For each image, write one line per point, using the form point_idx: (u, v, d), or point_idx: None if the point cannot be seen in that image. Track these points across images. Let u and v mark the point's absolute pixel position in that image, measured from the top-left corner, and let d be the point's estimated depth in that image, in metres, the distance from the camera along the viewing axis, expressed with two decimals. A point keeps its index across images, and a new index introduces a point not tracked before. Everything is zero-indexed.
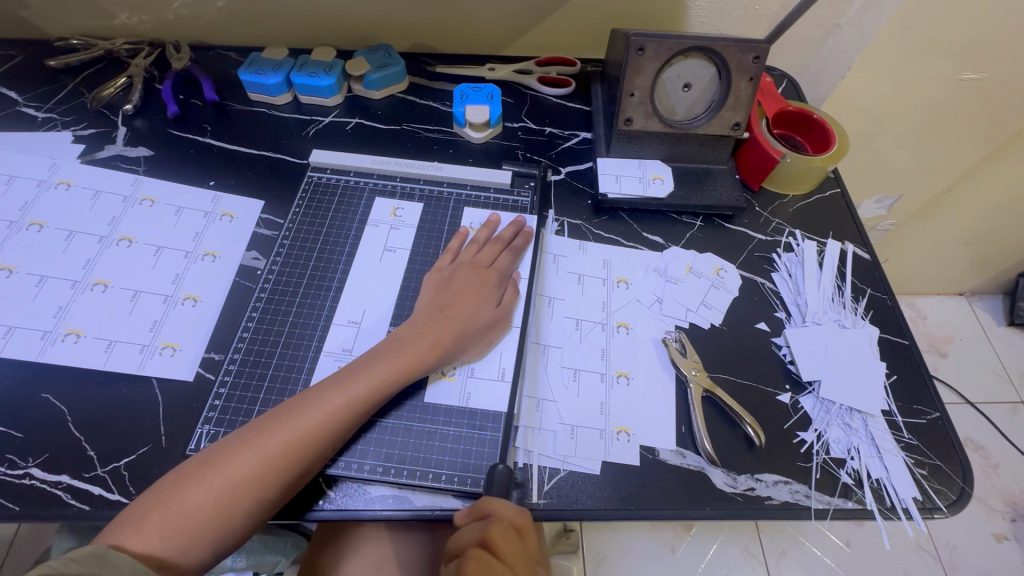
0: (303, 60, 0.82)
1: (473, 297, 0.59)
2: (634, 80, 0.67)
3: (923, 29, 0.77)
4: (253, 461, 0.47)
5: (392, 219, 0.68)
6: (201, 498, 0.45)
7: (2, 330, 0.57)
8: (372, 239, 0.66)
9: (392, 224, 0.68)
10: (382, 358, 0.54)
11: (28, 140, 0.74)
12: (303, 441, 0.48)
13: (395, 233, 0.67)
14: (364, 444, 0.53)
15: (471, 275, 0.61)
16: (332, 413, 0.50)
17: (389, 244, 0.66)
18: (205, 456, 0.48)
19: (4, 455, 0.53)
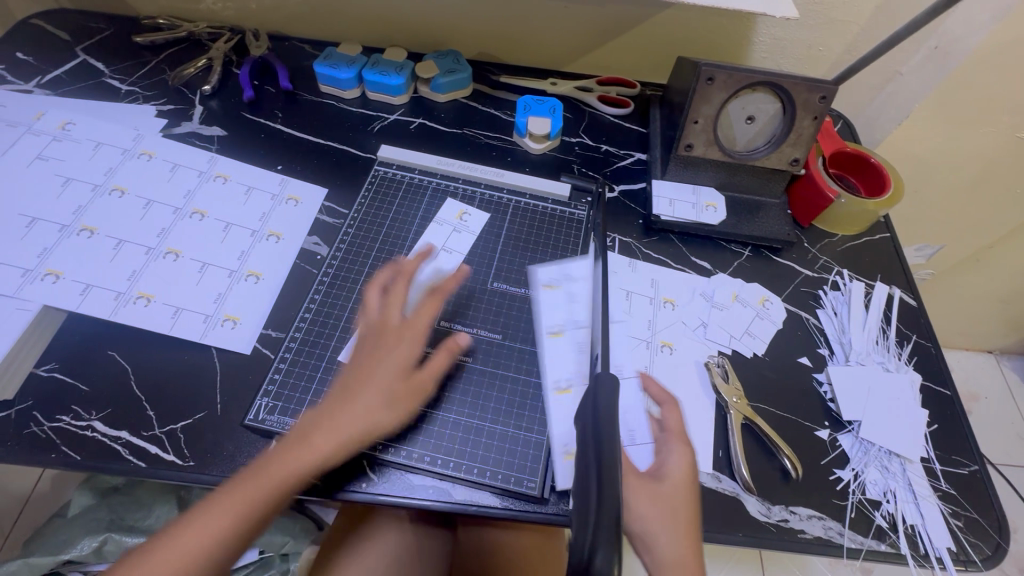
0: (374, 58, 0.84)
1: (371, 296, 0.58)
2: (699, 108, 0.68)
3: (987, 85, 0.77)
4: (246, 503, 0.46)
5: (455, 222, 0.70)
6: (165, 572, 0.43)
7: (79, 287, 0.59)
8: (433, 235, 0.68)
9: (454, 226, 0.69)
10: (337, 413, 0.50)
11: (112, 110, 0.77)
12: (275, 494, 0.47)
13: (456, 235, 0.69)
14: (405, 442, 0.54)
15: (380, 287, 0.59)
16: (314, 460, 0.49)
17: (447, 245, 0.68)
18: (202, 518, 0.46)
19: (69, 406, 0.55)
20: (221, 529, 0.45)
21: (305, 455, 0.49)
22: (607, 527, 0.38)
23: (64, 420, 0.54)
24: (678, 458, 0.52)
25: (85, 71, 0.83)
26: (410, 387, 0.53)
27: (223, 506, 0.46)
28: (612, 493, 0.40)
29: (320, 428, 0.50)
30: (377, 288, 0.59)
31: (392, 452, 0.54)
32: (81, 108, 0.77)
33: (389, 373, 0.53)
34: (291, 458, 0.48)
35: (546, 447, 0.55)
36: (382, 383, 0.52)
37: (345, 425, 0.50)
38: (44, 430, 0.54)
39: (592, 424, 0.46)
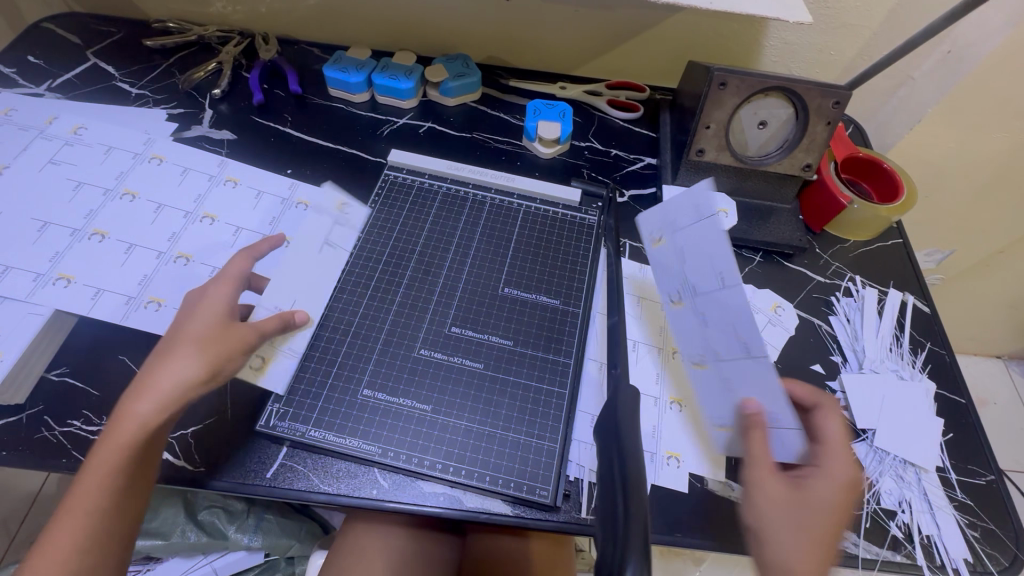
0: (384, 62, 0.84)
1: (213, 294, 0.54)
2: (711, 113, 0.68)
3: (1002, 90, 0.76)
4: (106, 468, 0.46)
5: (336, 212, 0.68)
6: (65, 537, 0.44)
7: (91, 291, 0.59)
8: (315, 227, 0.66)
9: (335, 218, 0.68)
10: (158, 374, 0.49)
11: (122, 113, 0.78)
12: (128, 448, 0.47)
13: (342, 227, 0.68)
14: (333, 420, 0.55)
15: (230, 285, 0.56)
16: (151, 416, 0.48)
17: (330, 239, 0.66)
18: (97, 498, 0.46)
19: (80, 411, 0.55)
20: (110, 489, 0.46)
21: (137, 413, 0.48)
22: (636, 539, 0.38)
23: (75, 425, 0.54)
24: (837, 463, 0.48)
25: (95, 75, 0.83)
26: (234, 339, 0.52)
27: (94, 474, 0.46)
28: (640, 507, 0.40)
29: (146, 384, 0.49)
30: (225, 286, 0.55)
31: (404, 459, 0.53)
32: (92, 112, 0.77)
33: (214, 329, 0.52)
34: (126, 421, 0.47)
35: (558, 455, 0.54)
36: (213, 340, 0.51)
37: (169, 385, 0.49)
38: (55, 435, 0.54)
39: (617, 440, 0.45)
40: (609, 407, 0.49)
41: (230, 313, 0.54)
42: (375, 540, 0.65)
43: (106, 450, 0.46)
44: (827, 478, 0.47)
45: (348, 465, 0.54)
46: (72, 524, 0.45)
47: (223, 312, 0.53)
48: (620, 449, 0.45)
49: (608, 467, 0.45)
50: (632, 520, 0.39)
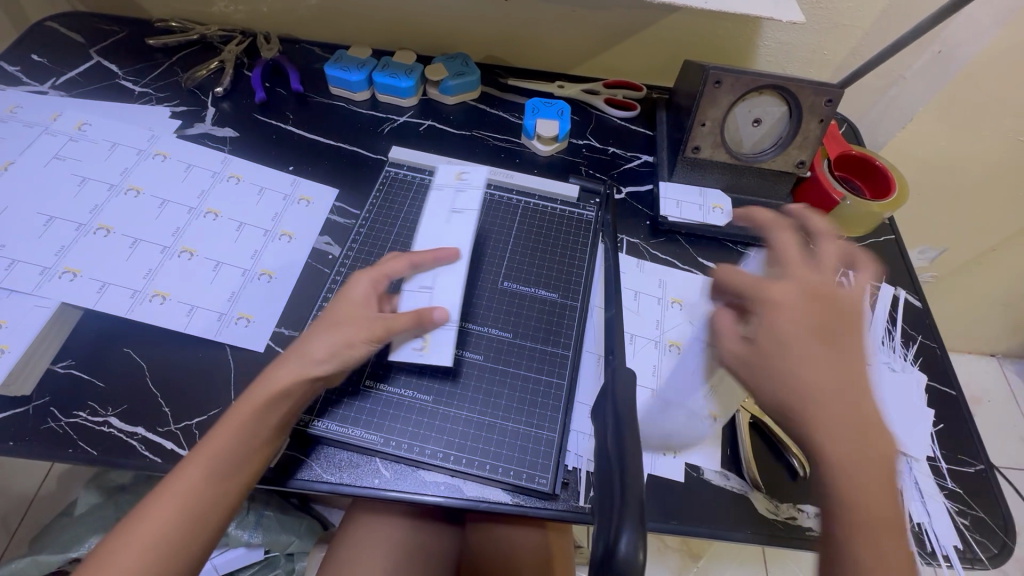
0: (384, 61, 0.85)
1: (356, 286, 0.57)
2: (707, 111, 0.69)
3: (991, 89, 0.78)
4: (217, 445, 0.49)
5: (453, 184, 0.68)
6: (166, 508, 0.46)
7: (96, 285, 0.60)
8: (438, 204, 0.67)
9: (455, 188, 0.68)
10: (297, 352, 0.53)
11: (126, 111, 0.78)
12: (219, 450, 0.49)
13: (463, 196, 0.67)
14: (358, 412, 0.56)
15: (372, 279, 0.57)
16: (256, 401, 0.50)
17: (456, 206, 0.66)
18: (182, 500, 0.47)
19: (85, 402, 0.56)
20: (210, 465, 0.48)
21: (251, 397, 0.51)
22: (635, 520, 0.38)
23: (81, 416, 0.55)
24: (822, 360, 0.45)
25: (98, 74, 0.84)
26: (363, 324, 0.54)
27: (205, 450, 0.49)
28: (635, 481, 0.40)
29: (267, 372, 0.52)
30: (367, 279, 0.57)
31: (405, 448, 0.54)
32: (95, 109, 0.78)
33: (351, 314, 0.55)
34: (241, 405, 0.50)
35: (556, 445, 0.55)
36: (342, 324, 0.54)
37: (304, 368, 0.52)
38: (61, 426, 0.54)
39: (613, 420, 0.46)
40: (607, 397, 0.49)
41: (371, 302, 0.56)
42: (375, 531, 0.66)
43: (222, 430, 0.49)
44: (810, 346, 0.47)
45: (350, 455, 0.55)
46: (154, 527, 0.46)
47: (364, 300, 0.56)
48: (617, 436, 0.45)
49: (603, 446, 0.46)
50: (630, 497, 0.39)
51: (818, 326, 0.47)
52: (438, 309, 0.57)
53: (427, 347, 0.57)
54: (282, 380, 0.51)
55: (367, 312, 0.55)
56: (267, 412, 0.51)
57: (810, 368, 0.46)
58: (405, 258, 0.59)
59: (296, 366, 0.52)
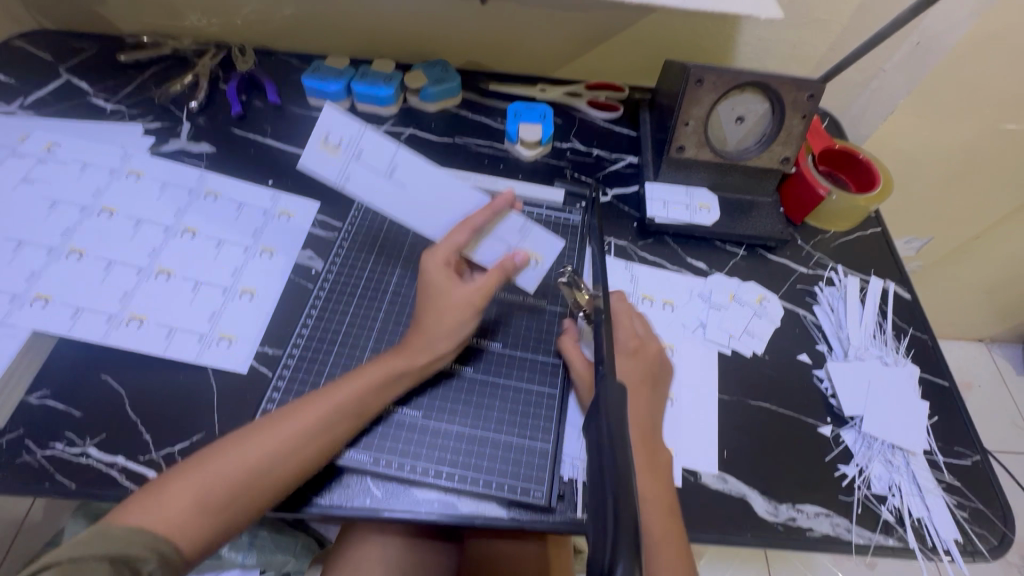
0: (363, 69, 0.84)
1: (437, 273, 0.55)
2: (690, 110, 0.68)
3: (969, 79, 0.78)
4: (271, 441, 0.48)
5: (340, 157, 0.56)
6: (184, 486, 0.45)
7: (69, 311, 0.58)
8: (368, 182, 0.57)
9: (351, 153, 0.56)
10: (412, 342, 0.54)
11: (99, 130, 0.77)
12: (317, 419, 0.49)
13: (359, 163, 0.56)
14: (373, 438, 0.54)
15: (443, 261, 0.55)
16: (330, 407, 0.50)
17: (380, 167, 0.56)
18: (258, 447, 0.47)
19: (63, 433, 0.54)
20: (257, 459, 0.47)
21: (328, 399, 0.51)
22: (627, 540, 0.34)
23: (58, 447, 0.53)
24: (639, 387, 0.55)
25: (68, 92, 0.82)
26: (467, 305, 0.54)
27: (258, 441, 0.48)
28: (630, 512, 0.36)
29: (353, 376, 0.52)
30: (441, 262, 0.55)
31: (396, 467, 0.53)
32: (66, 130, 0.76)
33: (455, 292, 0.55)
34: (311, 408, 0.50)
35: (551, 455, 0.54)
36: (448, 308, 0.54)
37: (421, 360, 0.54)
38: (37, 459, 0.52)
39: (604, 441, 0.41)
40: (595, 408, 0.44)
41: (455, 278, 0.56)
42: (370, 551, 0.65)
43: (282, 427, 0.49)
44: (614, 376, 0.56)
45: (336, 477, 0.53)
46: (220, 463, 0.46)
47: (451, 281, 0.55)
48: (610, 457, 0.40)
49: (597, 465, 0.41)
50: (623, 507, 0.36)
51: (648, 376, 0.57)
52: (517, 254, 0.57)
53: (538, 256, 0.58)
54: (369, 385, 0.52)
55: (467, 291, 0.54)
56: (380, 389, 0.52)
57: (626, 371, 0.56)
58: (467, 228, 0.55)
59: (426, 350, 0.54)
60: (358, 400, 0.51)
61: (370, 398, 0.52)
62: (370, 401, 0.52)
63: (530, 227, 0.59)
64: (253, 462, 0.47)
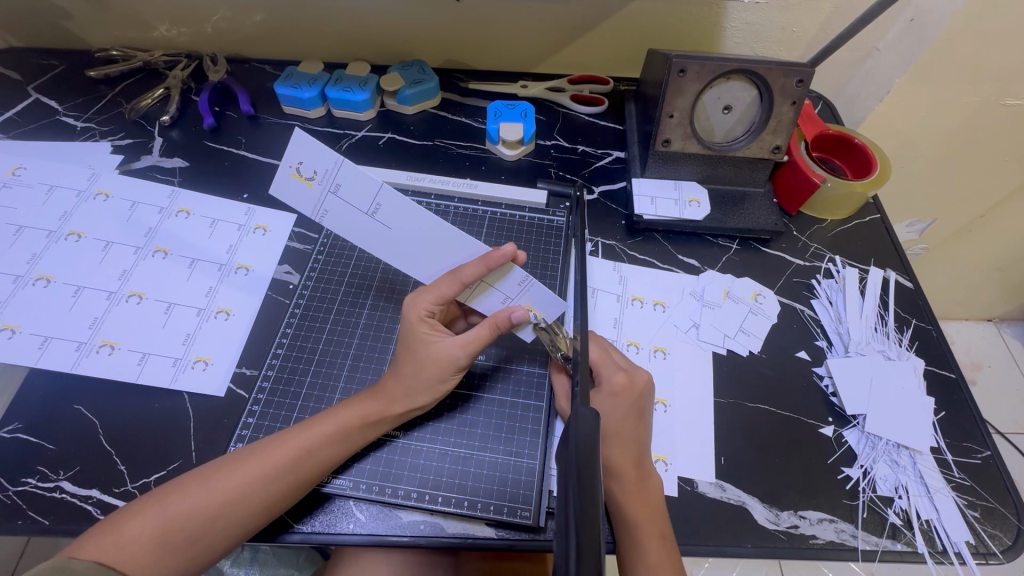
0: (337, 74, 0.81)
1: (421, 328, 0.53)
2: (674, 101, 0.65)
3: (967, 54, 0.75)
4: (240, 481, 0.46)
5: (314, 190, 0.50)
6: (146, 526, 0.43)
7: (38, 340, 0.57)
8: (348, 221, 0.51)
9: (325, 186, 0.50)
10: (389, 389, 0.52)
11: (69, 150, 0.75)
12: (293, 458, 0.47)
13: (336, 197, 0.50)
14: (359, 463, 0.52)
15: (428, 313, 0.53)
16: (299, 450, 0.48)
17: (359, 207, 0.50)
18: (230, 484, 0.46)
19: (35, 467, 0.52)
20: (227, 495, 0.45)
21: (300, 440, 0.48)
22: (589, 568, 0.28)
23: (30, 483, 0.51)
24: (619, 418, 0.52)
25: (37, 111, 0.80)
26: (449, 364, 0.52)
27: (230, 476, 0.46)
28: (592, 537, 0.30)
29: (327, 416, 0.50)
30: (425, 315, 0.53)
31: (377, 490, 0.51)
32: (35, 151, 0.74)
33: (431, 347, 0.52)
34: (282, 447, 0.48)
35: (538, 472, 0.52)
36: (427, 361, 0.51)
37: (398, 408, 0.51)
38: (9, 496, 0.51)
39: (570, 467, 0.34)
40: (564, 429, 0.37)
41: (440, 330, 0.53)
42: None
43: (251, 465, 0.47)
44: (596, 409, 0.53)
45: (317, 502, 0.51)
46: (190, 499, 0.45)
47: (436, 335, 0.53)
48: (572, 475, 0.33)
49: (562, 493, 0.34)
50: (587, 527, 0.30)
51: (631, 408, 0.53)
52: (514, 310, 0.52)
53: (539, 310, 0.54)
54: (345, 428, 0.50)
55: (449, 347, 0.52)
56: (359, 430, 0.50)
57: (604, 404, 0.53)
58: (455, 278, 0.51)
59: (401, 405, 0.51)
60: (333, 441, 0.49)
61: (348, 438, 0.50)
62: (347, 441, 0.50)
63: (531, 279, 0.53)
64: (220, 501, 0.45)
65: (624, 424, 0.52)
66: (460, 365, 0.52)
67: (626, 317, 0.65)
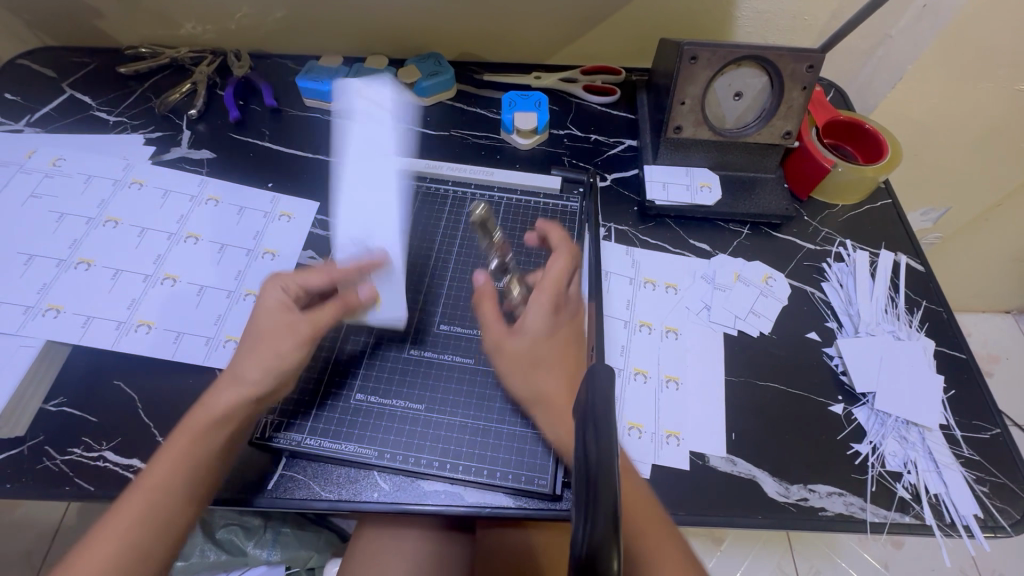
0: (357, 68, 0.84)
1: (268, 293, 0.55)
2: (685, 88, 0.67)
3: (980, 39, 0.75)
4: (161, 475, 0.48)
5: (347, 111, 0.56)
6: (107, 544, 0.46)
7: (80, 319, 0.60)
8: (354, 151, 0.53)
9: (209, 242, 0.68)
10: (225, 382, 0.52)
11: (103, 142, 0.78)
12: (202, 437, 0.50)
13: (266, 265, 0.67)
14: (384, 433, 0.55)
15: (282, 285, 0.55)
16: (208, 423, 0.50)
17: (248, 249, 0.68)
18: (159, 486, 0.48)
19: (80, 438, 0.55)
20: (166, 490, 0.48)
21: (200, 418, 0.50)
22: (607, 505, 0.29)
23: (76, 452, 0.55)
24: (536, 323, 0.54)
25: (73, 107, 0.84)
26: (290, 332, 0.53)
27: (160, 471, 0.48)
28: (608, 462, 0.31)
29: (163, 453, 0.49)
30: (275, 286, 0.55)
31: (400, 460, 0.53)
32: (72, 144, 0.78)
33: (274, 322, 0.53)
34: (138, 493, 0.48)
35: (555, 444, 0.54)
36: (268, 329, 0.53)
37: (225, 400, 0.51)
38: (57, 464, 0.54)
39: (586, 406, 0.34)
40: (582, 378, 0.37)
41: (289, 306, 0.54)
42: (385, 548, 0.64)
43: (117, 519, 0.47)
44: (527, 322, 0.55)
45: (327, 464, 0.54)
46: (139, 502, 0.47)
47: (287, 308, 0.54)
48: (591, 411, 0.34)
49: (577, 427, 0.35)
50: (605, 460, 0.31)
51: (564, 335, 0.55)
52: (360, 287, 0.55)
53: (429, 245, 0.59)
54: (184, 451, 0.49)
55: (294, 320, 0.54)
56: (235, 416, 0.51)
57: (534, 313, 0.55)
58: (323, 271, 0.54)
59: (232, 400, 0.51)
60: (181, 466, 0.49)
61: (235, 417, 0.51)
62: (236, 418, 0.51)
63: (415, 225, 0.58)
64: (155, 500, 0.47)
65: (557, 345, 0.54)
66: (300, 333, 0.53)
67: (638, 299, 0.66)
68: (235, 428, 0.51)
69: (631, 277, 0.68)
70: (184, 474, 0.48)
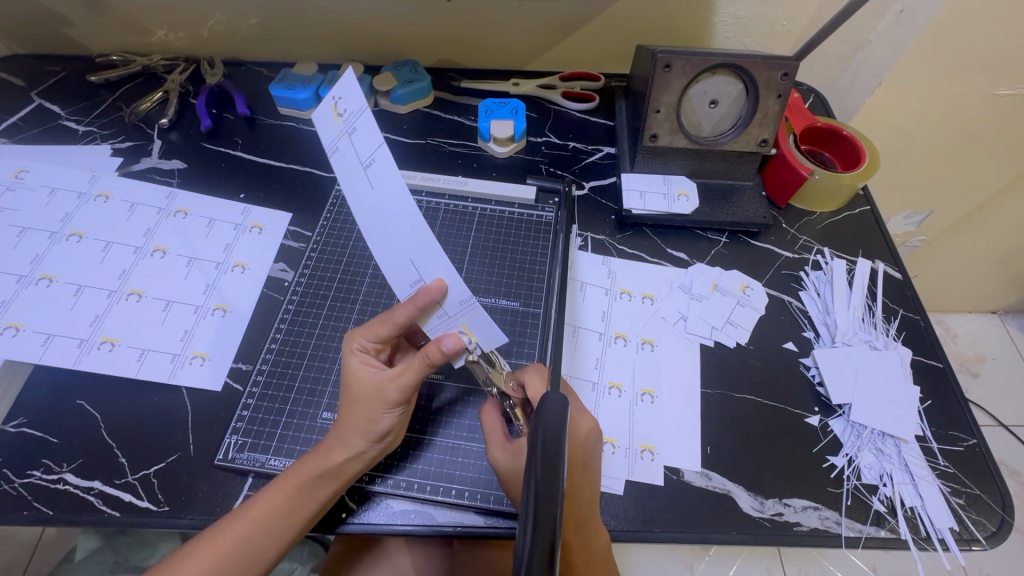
0: (331, 75, 0.83)
1: (350, 360, 0.52)
2: (660, 97, 0.66)
3: (956, 44, 0.75)
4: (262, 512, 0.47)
5: (338, 126, 0.39)
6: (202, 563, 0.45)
7: (41, 337, 0.59)
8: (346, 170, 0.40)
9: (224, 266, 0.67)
10: (327, 440, 0.49)
11: (71, 153, 0.77)
12: (309, 482, 0.48)
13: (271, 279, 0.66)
14: None
15: (360, 348, 0.52)
16: (320, 472, 0.48)
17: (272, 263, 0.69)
18: (261, 518, 0.47)
19: (40, 460, 0.54)
20: (265, 521, 0.47)
21: (308, 468, 0.48)
22: (543, 542, 0.29)
23: (34, 475, 0.53)
24: None
25: (41, 116, 0.82)
26: (378, 397, 0.49)
27: (260, 506, 0.47)
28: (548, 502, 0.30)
29: (273, 486, 0.48)
30: (356, 351, 0.52)
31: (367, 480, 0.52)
32: (40, 155, 0.76)
33: (364, 391, 0.50)
34: (239, 522, 0.47)
35: None
36: (360, 396, 0.50)
37: (337, 455, 0.48)
38: (15, 487, 0.52)
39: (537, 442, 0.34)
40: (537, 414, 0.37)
41: (373, 366, 0.52)
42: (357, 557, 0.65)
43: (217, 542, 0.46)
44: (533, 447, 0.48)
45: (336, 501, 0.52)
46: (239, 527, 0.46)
47: (371, 368, 0.51)
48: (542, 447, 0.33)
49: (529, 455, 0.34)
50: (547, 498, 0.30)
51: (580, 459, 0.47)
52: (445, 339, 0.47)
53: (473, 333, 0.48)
54: (291, 496, 0.48)
55: (381, 381, 0.50)
56: (345, 466, 0.49)
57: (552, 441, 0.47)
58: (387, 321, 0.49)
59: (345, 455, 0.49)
60: (286, 507, 0.47)
61: (344, 469, 0.49)
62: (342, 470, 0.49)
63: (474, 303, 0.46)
64: (259, 526, 0.47)
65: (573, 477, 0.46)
66: (387, 398, 0.49)
67: (613, 310, 0.66)
68: (343, 481, 0.49)
69: (606, 288, 0.67)
70: (281, 513, 0.47)
